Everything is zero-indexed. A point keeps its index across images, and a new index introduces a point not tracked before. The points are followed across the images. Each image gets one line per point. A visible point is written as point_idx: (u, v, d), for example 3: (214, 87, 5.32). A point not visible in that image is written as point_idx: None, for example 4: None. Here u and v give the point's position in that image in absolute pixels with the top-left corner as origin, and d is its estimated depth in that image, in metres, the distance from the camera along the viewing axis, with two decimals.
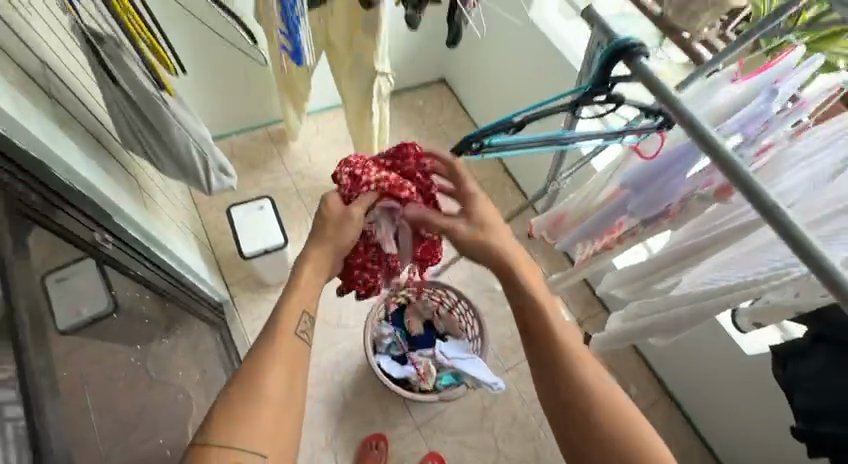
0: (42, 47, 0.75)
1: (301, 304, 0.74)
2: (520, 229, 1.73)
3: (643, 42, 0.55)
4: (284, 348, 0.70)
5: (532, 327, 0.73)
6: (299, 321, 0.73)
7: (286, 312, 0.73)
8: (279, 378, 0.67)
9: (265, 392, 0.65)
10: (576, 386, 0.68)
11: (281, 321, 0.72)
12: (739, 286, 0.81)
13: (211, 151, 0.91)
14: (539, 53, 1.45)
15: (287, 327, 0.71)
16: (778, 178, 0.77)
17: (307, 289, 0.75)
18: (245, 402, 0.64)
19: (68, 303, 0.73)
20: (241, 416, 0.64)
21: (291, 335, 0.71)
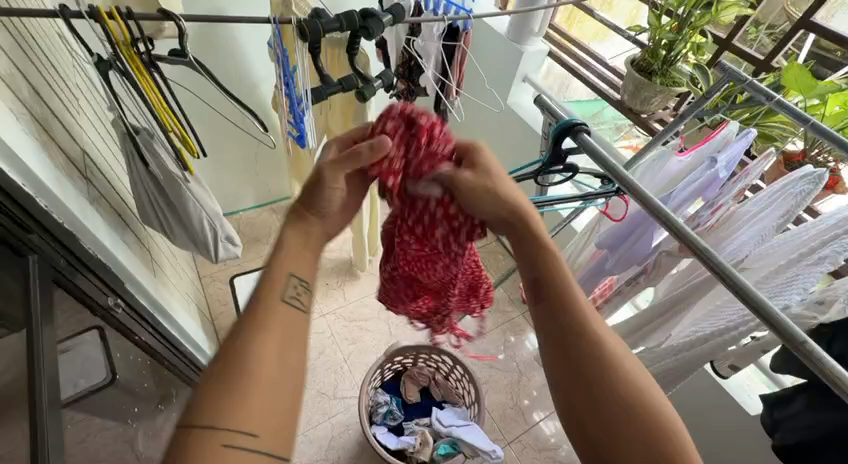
0: (84, 141, 0.88)
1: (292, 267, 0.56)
2: (513, 294, 1.79)
3: (584, 121, 0.67)
4: (278, 314, 0.51)
5: (544, 284, 0.57)
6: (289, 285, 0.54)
7: (271, 277, 0.54)
8: (271, 347, 0.49)
9: (258, 358, 0.47)
10: (594, 354, 0.53)
11: (266, 283, 0.53)
12: (718, 334, 0.84)
13: (222, 224, 1.00)
14: (517, 134, 1.63)
15: (274, 289, 0.53)
16: (733, 238, 0.85)
17: (295, 253, 0.57)
18: (231, 378, 0.45)
19: (68, 375, 0.76)
20: (228, 399, 0.44)
21: (282, 301, 0.52)
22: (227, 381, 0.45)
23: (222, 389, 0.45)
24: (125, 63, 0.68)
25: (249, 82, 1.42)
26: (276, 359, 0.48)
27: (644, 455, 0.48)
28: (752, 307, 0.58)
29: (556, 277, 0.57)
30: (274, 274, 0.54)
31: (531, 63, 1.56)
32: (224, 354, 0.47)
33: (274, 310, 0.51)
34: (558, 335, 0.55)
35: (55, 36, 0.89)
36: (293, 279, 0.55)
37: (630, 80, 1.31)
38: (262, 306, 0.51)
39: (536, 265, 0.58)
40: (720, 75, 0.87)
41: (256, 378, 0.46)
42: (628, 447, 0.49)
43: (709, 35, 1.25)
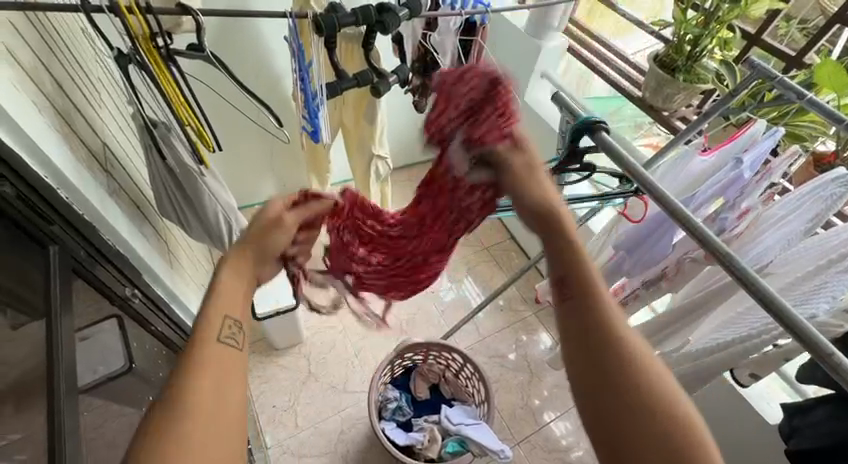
0: (104, 134, 0.89)
1: (226, 306, 0.55)
2: (526, 293, 1.77)
3: (604, 119, 0.65)
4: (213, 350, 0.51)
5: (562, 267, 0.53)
6: (224, 325, 0.53)
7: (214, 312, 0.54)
8: (209, 382, 0.48)
9: (205, 409, 0.45)
10: (611, 341, 0.48)
11: (197, 330, 0.51)
12: (735, 342, 0.82)
13: (236, 218, 1.01)
14: (534, 131, 1.61)
15: (207, 337, 0.51)
16: (757, 241, 0.83)
17: (233, 290, 0.57)
18: (172, 435, 0.43)
19: (87, 362, 0.78)
20: (174, 455, 0.42)
21: (216, 342, 0.51)
22: (164, 436, 0.43)
23: (162, 451, 0.42)
24: (143, 57, 0.69)
25: (266, 76, 1.43)
26: (222, 402, 0.47)
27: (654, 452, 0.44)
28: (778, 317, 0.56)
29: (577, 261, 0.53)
30: (208, 317, 0.53)
31: (549, 58, 1.53)
32: (159, 413, 0.44)
33: (206, 356, 0.49)
34: (573, 317, 0.50)
35: (77, 31, 0.90)
36: (227, 320, 0.54)
37: (652, 76, 1.27)
38: (197, 356, 0.49)
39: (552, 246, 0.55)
40: (748, 72, 0.84)
41: (209, 420, 0.45)
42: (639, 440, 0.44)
43: (738, 30, 1.19)
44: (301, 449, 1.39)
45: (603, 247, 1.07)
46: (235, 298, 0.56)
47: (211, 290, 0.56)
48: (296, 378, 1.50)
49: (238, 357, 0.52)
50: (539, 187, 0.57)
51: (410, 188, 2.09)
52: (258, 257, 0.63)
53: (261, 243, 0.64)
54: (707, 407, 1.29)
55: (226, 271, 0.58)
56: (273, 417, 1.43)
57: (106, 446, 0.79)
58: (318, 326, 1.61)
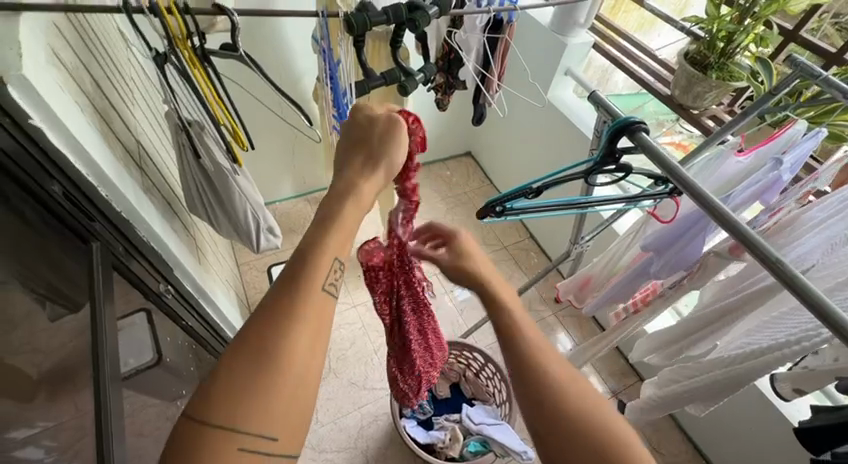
0: (139, 131, 0.91)
1: (337, 247, 0.49)
2: (546, 293, 1.78)
3: (643, 119, 0.63)
4: (316, 301, 0.45)
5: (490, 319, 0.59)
6: (330, 270, 0.48)
7: (318, 252, 0.48)
8: (317, 341, 0.44)
9: (297, 361, 0.42)
10: (534, 382, 0.51)
11: (309, 264, 0.47)
12: (771, 348, 0.79)
13: (264, 215, 1.02)
14: (558, 129, 1.60)
15: (318, 273, 0.47)
16: (796, 244, 0.80)
17: (350, 229, 0.51)
18: (259, 377, 0.41)
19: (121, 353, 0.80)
20: (258, 402, 0.40)
21: (321, 289, 0.46)
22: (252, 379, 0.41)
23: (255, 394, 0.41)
24: (179, 56, 0.70)
25: (292, 74, 1.44)
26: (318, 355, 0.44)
27: None
28: (827, 323, 0.54)
29: (502, 314, 0.58)
30: (315, 252, 0.48)
31: (574, 56, 1.50)
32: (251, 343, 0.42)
33: (310, 300, 0.45)
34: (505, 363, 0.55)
35: (114, 32, 0.93)
36: (335, 263, 0.49)
37: (682, 74, 1.24)
38: (298, 295, 0.45)
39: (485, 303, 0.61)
40: (789, 70, 0.81)
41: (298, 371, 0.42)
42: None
43: (775, 26, 1.15)
44: (321, 445, 1.39)
45: (628, 248, 1.07)
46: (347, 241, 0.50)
47: (328, 219, 0.50)
48: None
49: (335, 309, 0.47)
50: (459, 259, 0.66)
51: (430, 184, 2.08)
52: (366, 160, 0.56)
53: (390, 164, 0.57)
54: (734, 413, 1.27)
55: (348, 203, 0.52)
56: None
57: (137, 437, 0.81)
58: (338, 321, 1.63)
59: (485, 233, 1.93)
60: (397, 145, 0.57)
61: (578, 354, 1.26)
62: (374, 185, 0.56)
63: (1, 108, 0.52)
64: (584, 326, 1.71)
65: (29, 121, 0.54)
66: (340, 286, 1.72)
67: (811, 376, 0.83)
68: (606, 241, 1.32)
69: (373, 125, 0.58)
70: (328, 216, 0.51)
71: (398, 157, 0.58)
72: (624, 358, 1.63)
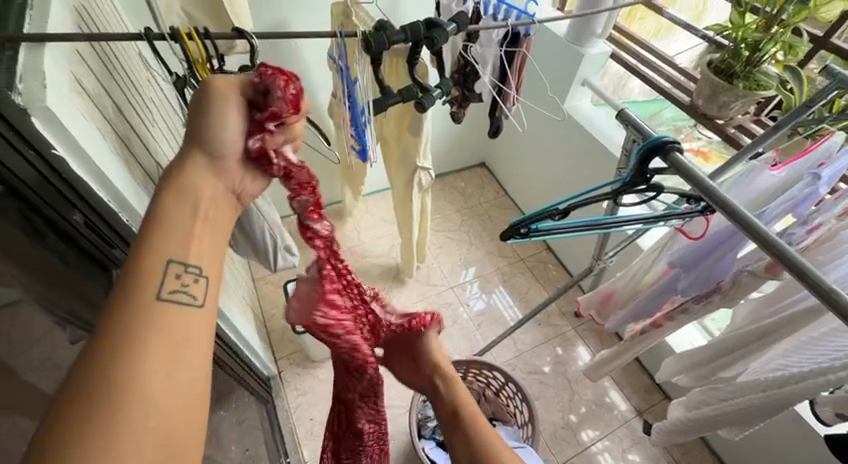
0: (157, 153, 0.91)
1: (172, 248, 0.43)
2: (565, 307, 1.75)
3: (676, 138, 0.60)
4: (161, 317, 0.40)
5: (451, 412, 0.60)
6: (170, 277, 0.42)
7: (143, 265, 0.42)
8: (177, 355, 0.39)
9: (147, 385, 0.36)
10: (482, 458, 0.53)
11: (134, 279, 0.41)
12: (812, 374, 0.74)
13: (281, 234, 1.01)
14: (575, 141, 1.57)
15: (146, 287, 0.41)
16: (836, 262, 0.77)
17: (183, 224, 0.45)
18: (99, 421, 0.34)
19: None
20: (98, 448, 0.33)
21: (159, 299, 0.41)
22: (81, 424, 0.34)
23: (84, 444, 0.33)
24: (200, 79, 0.70)
25: (307, 90, 1.44)
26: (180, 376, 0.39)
27: None
28: None
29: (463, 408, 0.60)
30: (145, 264, 0.42)
31: (591, 65, 1.48)
32: (84, 388, 0.35)
33: (149, 318, 0.39)
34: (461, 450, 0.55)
35: (134, 55, 0.93)
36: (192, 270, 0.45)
37: (706, 83, 1.21)
38: (131, 315, 0.39)
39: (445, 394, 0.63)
40: (826, 81, 0.78)
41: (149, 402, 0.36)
42: None
43: (804, 33, 1.11)
44: None
45: (653, 263, 1.03)
46: (192, 241, 0.45)
47: (152, 223, 0.44)
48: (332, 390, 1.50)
49: (191, 312, 0.43)
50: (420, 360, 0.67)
51: (444, 197, 2.07)
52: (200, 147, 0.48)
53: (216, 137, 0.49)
54: (769, 435, 1.21)
55: (169, 196, 0.45)
56: (310, 430, 1.43)
57: None
58: None
59: (501, 246, 1.90)
60: (226, 114, 0.48)
61: (597, 366, 1.24)
62: (201, 168, 0.48)
63: (27, 140, 0.51)
64: (605, 341, 1.66)
65: (51, 151, 0.54)
66: None
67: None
68: (630, 255, 1.28)
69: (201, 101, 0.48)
70: (150, 222, 0.44)
71: (232, 123, 0.49)
72: (649, 375, 1.57)
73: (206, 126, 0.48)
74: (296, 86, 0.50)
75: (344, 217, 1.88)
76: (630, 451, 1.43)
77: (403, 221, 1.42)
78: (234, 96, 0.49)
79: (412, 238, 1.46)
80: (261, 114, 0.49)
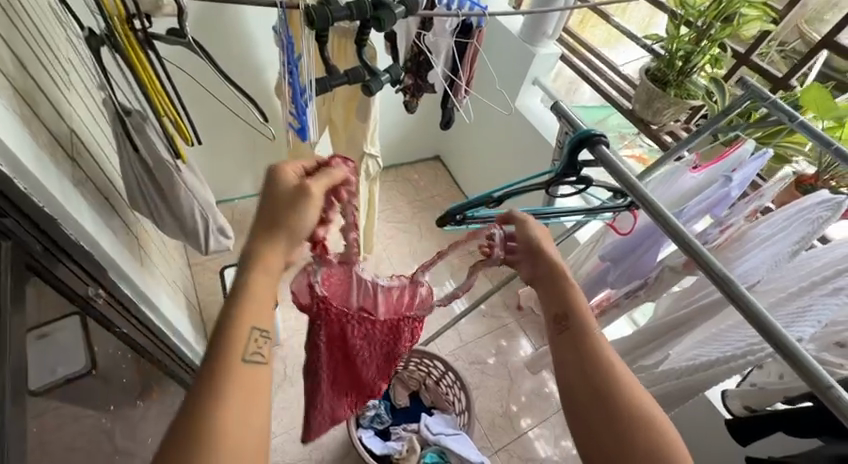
0: (71, 118, 0.83)
1: (255, 317, 0.48)
2: (508, 299, 1.80)
3: (604, 131, 0.62)
4: (237, 378, 0.44)
5: (559, 305, 0.59)
6: (250, 339, 0.47)
7: (229, 330, 0.46)
8: (257, 410, 0.44)
9: (236, 440, 0.41)
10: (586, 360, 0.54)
11: (222, 340, 0.46)
12: (718, 363, 0.81)
13: (214, 213, 0.95)
14: (524, 138, 1.62)
15: (234, 349, 0.46)
16: (742, 259, 0.82)
17: (260, 296, 0.49)
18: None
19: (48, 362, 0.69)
20: None
21: (241, 361, 0.45)
22: None
23: None
24: (117, 40, 0.64)
25: (253, 67, 1.36)
26: (239, 434, 0.41)
27: (613, 431, 0.50)
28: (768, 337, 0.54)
29: (576, 306, 0.58)
30: (235, 328, 0.47)
31: (542, 65, 1.52)
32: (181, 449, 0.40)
33: (232, 374, 0.44)
34: (568, 346, 0.56)
35: (48, 9, 0.84)
36: (253, 333, 0.47)
37: (643, 90, 1.27)
38: (223, 377, 0.44)
39: (551, 290, 0.61)
40: (742, 92, 0.84)
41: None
42: (617, 419, 0.50)
43: (729, 48, 1.19)
44: (273, 456, 1.33)
45: (587, 256, 1.07)
46: (263, 305, 0.49)
47: (239, 290, 0.49)
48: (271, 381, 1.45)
49: (267, 372, 0.47)
50: (532, 246, 0.64)
51: (396, 188, 2.06)
52: (288, 234, 0.53)
53: (294, 225, 0.53)
54: (681, 420, 1.32)
55: (256, 272, 0.50)
56: None
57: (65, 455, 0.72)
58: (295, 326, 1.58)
59: (450, 238, 1.92)
60: (309, 213, 0.54)
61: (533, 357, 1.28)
62: (280, 246, 0.52)
63: None
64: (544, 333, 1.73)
65: None
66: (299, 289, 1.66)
67: (758, 394, 0.80)
68: (567, 249, 1.34)
69: (274, 189, 0.54)
70: (238, 291, 0.49)
71: (307, 215, 0.54)
72: None
73: (289, 213, 0.53)
74: (350, 161, 0.61)
75: None
76: (561, 435, 1.51)
77: (348, 209, 1.39)
78: (311, 191, 0.55)
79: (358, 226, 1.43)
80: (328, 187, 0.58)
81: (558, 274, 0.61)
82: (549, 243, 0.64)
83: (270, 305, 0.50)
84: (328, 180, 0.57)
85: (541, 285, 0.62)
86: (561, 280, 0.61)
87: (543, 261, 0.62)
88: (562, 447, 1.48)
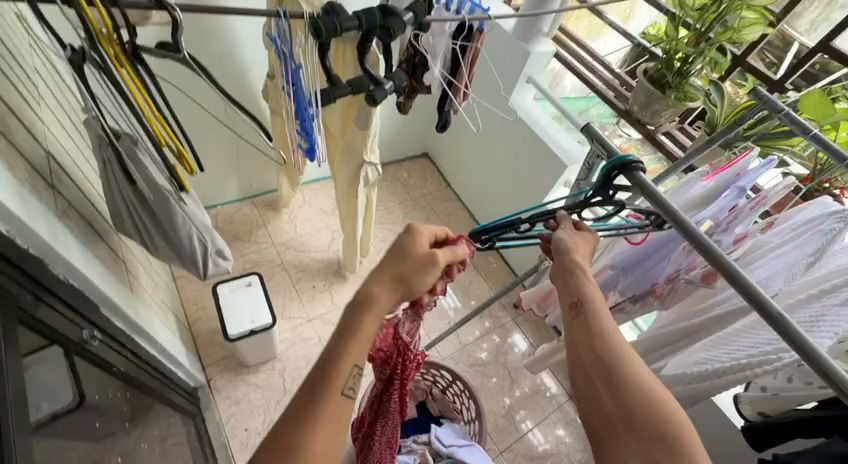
0: (49, 141, 0.75)
1: (358, 354, 0.52)
2: (505, 299, 1.80)
3: (640, 157, 0.61)
4: (331, 408, 0.48)
5: (573, 294, 0.60)
6: (350, 376, 0.51)
7: (336, 362, 0.51)
8: (335, 439, 0.47)
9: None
10: (597, 347, 0.54)
11: (332, 369, 0.50)
12: (730, 370, 0.77)
13: (212, 236, 0.88)
14: (518, 138, 1.60)
15: (335, 380, 0.50)
16: (753, 266, 0.83)
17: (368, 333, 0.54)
18: None
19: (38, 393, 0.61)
20: None
21: (341, 395, 0.49)
22: None
23: None
24: (105, 58, 0.57)
25: (237, 70, 1.28)
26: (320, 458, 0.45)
27: (623, 418, 0.49)
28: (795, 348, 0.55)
29: (590, 296, 0.59)
30: (341, 359, 0.51)
31: (537, 64, 1.49)
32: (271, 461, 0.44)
33: (329, 404, 0.48)
34: (581, 333, 0.56)
35: (14, 18, 0.75)
36: (354, 369, 0.52)
37: (642, 91, 1.27)
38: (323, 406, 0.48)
39: (566, 279, 0.62)
40: (753, 102, 0.84)
41: None
42: (627, 406, 0.50)
43: (728, 52, 1.21)
44: None
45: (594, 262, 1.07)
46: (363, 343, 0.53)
47: (349, 327, 0.54)
48: (270, 397, 1.41)
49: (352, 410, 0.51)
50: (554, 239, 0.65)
51: (386, 187, 2.01)
52: (403, 289, 0.58)
53: (415, 285, 0.59)
54: None
55: (370, 312, 0.55)
56: (245, 441, 1.33)
57: None
58: (291, 337, 1.53)
59: None
60: (428, 278, 0.60)
61: (536, 361, 1.29)
62: (389, 300, 0.57)
63: None
64: (541, 331, 1.74)
65: None
66: (293, 298, 1.60)
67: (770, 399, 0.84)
68: None
69: (407, 249, 0.59)
70: (348, 326, 0.54)
71: (428, 279, 0.60)
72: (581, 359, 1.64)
73: (414, 271, 0.59)
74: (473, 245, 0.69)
75: (280, 207, 1.76)
76: (563, 433, 1.54)
77: (347, 217, 1.34)
78: (438, 261, 0.60)
79: (356, 233, 1.39)
80: (453, 258, 0.64)
81: (574, 265, 0.62)
82: (574, 238, 0.66)
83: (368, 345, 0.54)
84: (451, 254, 0.63)
85: (557, 275, 0.63)
86: (576, 270, 0.62)
87: (561, 253, 0.64)
88: (564, 444, 1.51)
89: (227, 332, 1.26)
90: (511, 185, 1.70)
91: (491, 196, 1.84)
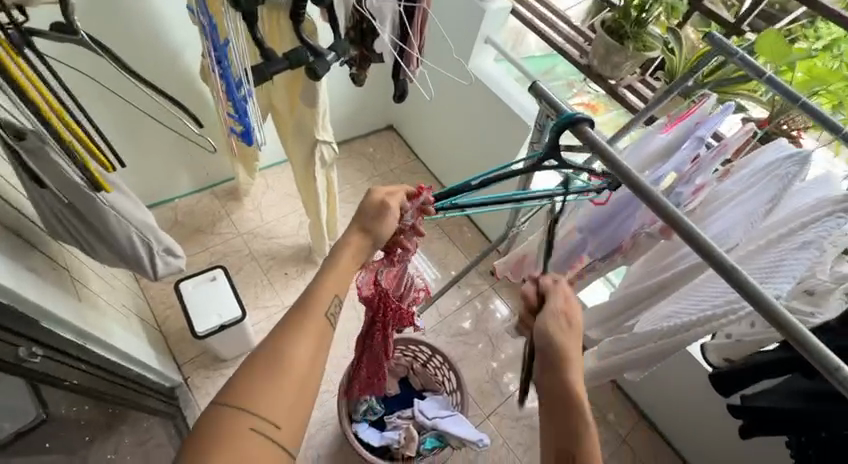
0: None
1: (337, 285, 0.61)
2: (482, 267, 1.80)
3: (586, 113, 0.63)
4: (314, 323, 0.57)
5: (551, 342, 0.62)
6: (331, 303, 0.60)
7: (319, 288, 0.60)
8: (315, 352, 0.56)
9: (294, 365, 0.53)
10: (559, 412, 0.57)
11: (315, 292, 0.59)
12: (698, 323, 0.80)
13: (156, 234, 0.82)
14: (481, 102, 1.55)
15: (319, 304, 0.58)
16: (715, 218, 0.83)
17: (346, 267, 0.63)
18: (269, 376, 0.52)
19: None
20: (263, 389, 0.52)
21: (323, 315, 0.58)
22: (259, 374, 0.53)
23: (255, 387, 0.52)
24: None
25: (168, 51, 1.17)
26: (299, 361, 0.54)
27: None
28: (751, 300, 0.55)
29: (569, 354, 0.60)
30: (322, 284, 0.60)
31: (493, 23, 1.43)
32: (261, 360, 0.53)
33: (310, 319, 0.57)
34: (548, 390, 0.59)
35: None
36: (334, 299, 0.60)
37: (601, 43, 1.23)
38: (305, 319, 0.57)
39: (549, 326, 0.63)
40: (709, 48, 0.81)
41: (275, 380, 0.52)
42: None
43: None
44: None
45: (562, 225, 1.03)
46: (341, 275, 0.62)
47: (328, 262, 0.62)
48: None
49: (330, 335, 0.58)
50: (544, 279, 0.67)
51: (352, 165, 1.95)
52: (370, 235, 0.65)
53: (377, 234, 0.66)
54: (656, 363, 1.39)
55: (347, 248, 0.64)
56: None
57: None
58: (268, 327, 1.50)
59: None
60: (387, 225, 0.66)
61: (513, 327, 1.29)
62: (360, 247, 0.64)
63: None
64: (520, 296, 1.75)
65: None
66: (265, 287, 1.56)
67: (734, 345, 0.86)
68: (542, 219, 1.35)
69: (366, 205, 0.66)
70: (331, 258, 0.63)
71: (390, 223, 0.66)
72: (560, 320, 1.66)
73: (380, 216, 0.66)
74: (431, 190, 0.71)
75: (242, 195, 1.68)
76: None
77: (308, 200, 1.29)
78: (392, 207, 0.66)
79: (320, 217, 1.34)
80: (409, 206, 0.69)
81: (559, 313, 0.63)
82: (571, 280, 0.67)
83: (348, 279, 0.63)
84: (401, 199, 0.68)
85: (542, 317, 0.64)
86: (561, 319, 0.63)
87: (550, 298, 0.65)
88: None
89: (195, 330, 1.22)
90: (478, 151, 1.67)
91: (460, 165, 1.80)
